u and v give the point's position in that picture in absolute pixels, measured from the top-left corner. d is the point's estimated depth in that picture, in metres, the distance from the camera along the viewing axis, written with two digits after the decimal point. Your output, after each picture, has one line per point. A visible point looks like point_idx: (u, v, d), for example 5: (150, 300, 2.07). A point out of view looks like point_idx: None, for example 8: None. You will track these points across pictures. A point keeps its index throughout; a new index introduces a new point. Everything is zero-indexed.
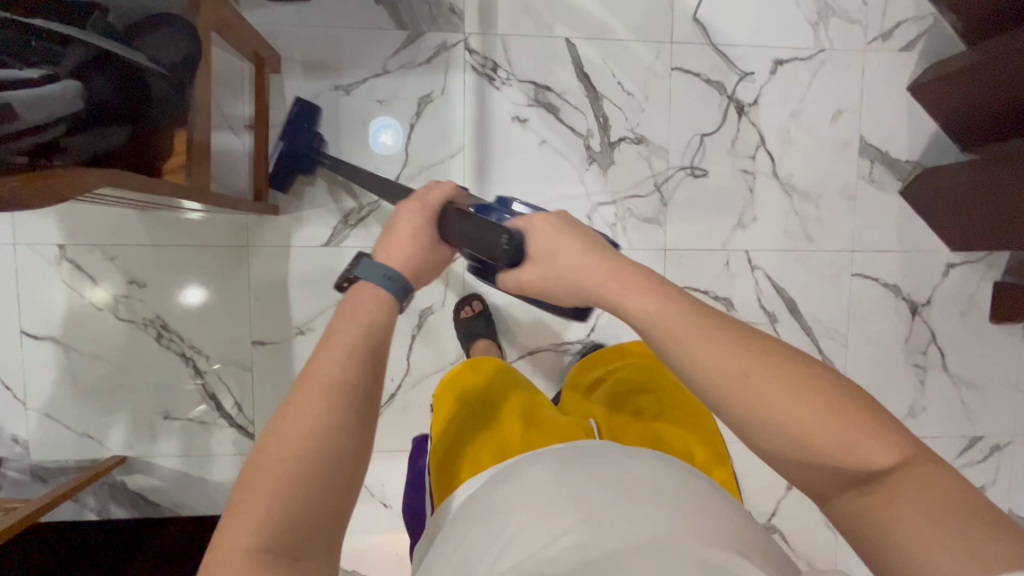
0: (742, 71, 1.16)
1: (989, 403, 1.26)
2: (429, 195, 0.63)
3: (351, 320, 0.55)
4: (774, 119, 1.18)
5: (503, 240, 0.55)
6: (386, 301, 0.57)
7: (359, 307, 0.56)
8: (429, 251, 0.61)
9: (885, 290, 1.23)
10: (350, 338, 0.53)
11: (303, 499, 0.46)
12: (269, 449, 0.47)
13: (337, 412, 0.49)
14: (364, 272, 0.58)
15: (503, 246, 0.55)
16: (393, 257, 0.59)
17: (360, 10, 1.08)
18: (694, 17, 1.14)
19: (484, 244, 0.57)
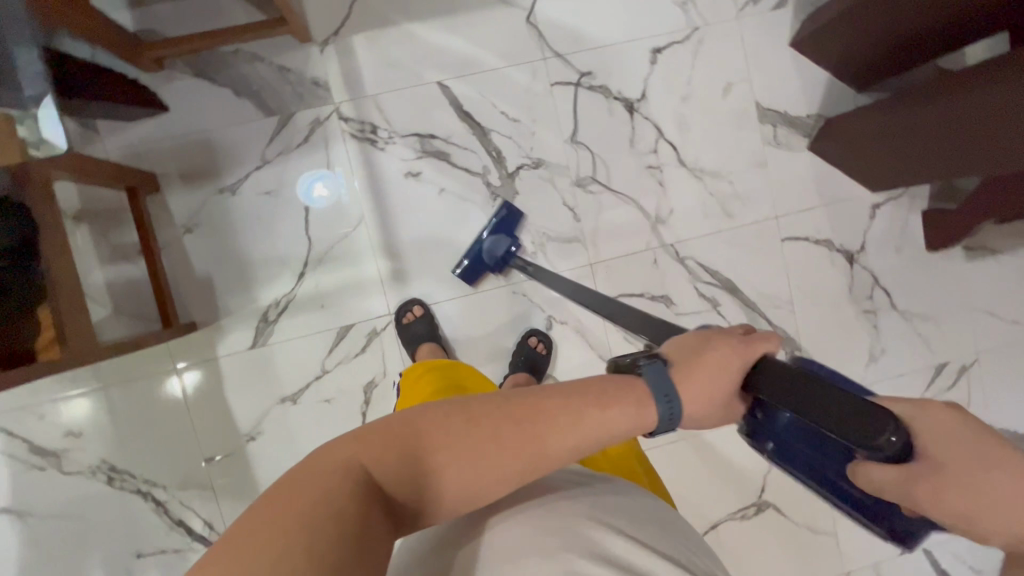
0: (622, 70, 1.14)
1: (945, 329, 1.27)
2: (756, 341, 0.51)
3: (606, 408, 0.46)
4: (667, 108, 1.16)
5: (890, 434, 0.41)
6: (647, 418, 0.47)
7: (602, 404, 0.46)
8: (733, 395, 0.51)
9: (818, 247, 1.22)
10: (590, 438, 0.45)
11: (379, 495, 0.40)
12: (369, 450, 0.41)
13: (546, 462, 0.44)
14: (652, 373, 0.50)
15: (887, 441, 0.40)
16: (691, 381, 0.50)
17: (224, 108, 1.05)
18: (560, 29, 1.12)
19: (854, 422, 0.41)
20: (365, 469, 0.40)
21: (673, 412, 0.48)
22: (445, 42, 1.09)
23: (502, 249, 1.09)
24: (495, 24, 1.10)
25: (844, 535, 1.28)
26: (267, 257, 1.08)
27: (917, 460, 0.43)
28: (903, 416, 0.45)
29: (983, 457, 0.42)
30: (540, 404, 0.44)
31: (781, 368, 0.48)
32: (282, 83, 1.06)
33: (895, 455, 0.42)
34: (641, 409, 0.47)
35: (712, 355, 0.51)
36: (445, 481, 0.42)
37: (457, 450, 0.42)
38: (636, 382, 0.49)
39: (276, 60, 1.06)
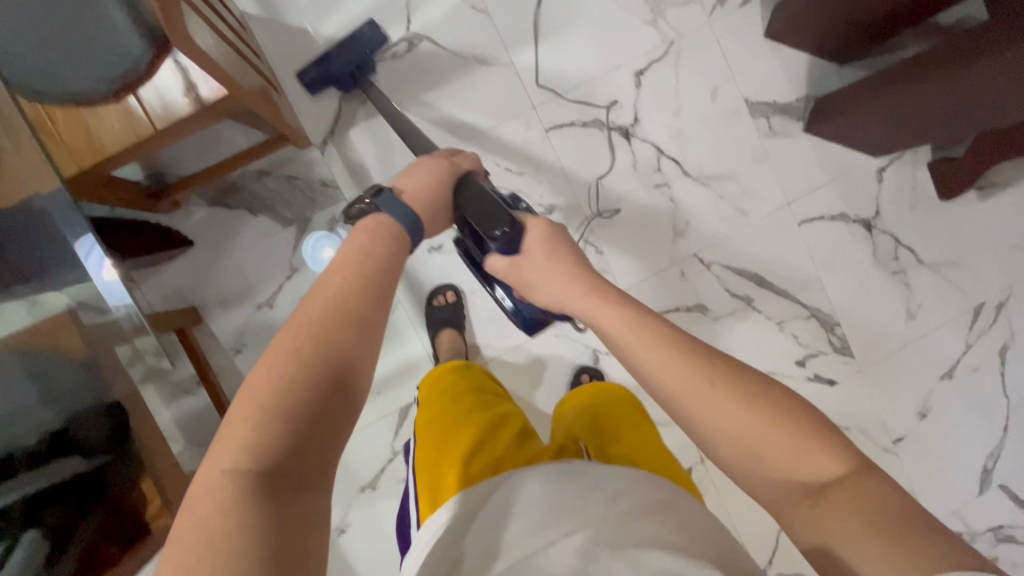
0: (611, 100, 1.16)
1: (974, 271, 1.29)
2: (456, 161, 0.72)
3: (365, 234, 0.59)
4: (661, 125, 1.18)
5: (501, 228, 0.64)
6: (395, 233, 0.61)
7: (372, 242, 0.58)
8: (441, 205, 0.68)
9: (835, 223, 1.25)
10: (373, 269, 0.55)
11: (293, 432, 0.42)
12: (236, 417, 0.42)
13: (339, 318, 0.49)
14: (386, 203, 0.62)
15: (500, 233, 0.64)
16: (413, 199, 0.65)
17: (245, 229, 1.09)
18: (543, 75, 1.14)
19: (485, 218, 0.66)
20: (235, 468, 0.39)
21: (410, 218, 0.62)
22: (437, 115, 1.12)
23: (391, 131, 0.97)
24: (480, 86, 1.13)
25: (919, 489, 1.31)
26: None
27: (519, 252, 0.65)
28: (522, 220, 0.66)
29: (559, 267, 0.63)
30: (343, 278, 0.53)
31: (479, 187, 0.68)
32: (293, 192, 1.09)
33: (505, 247, 0.65)
34: (397, 242, 0.60)
35: (424, 172, 0.69)
36: (300, 402, 0.43)
37: (271, 383, 0.44)
38: (379, 216, 0.61)
39: (282, 171, 1.09)
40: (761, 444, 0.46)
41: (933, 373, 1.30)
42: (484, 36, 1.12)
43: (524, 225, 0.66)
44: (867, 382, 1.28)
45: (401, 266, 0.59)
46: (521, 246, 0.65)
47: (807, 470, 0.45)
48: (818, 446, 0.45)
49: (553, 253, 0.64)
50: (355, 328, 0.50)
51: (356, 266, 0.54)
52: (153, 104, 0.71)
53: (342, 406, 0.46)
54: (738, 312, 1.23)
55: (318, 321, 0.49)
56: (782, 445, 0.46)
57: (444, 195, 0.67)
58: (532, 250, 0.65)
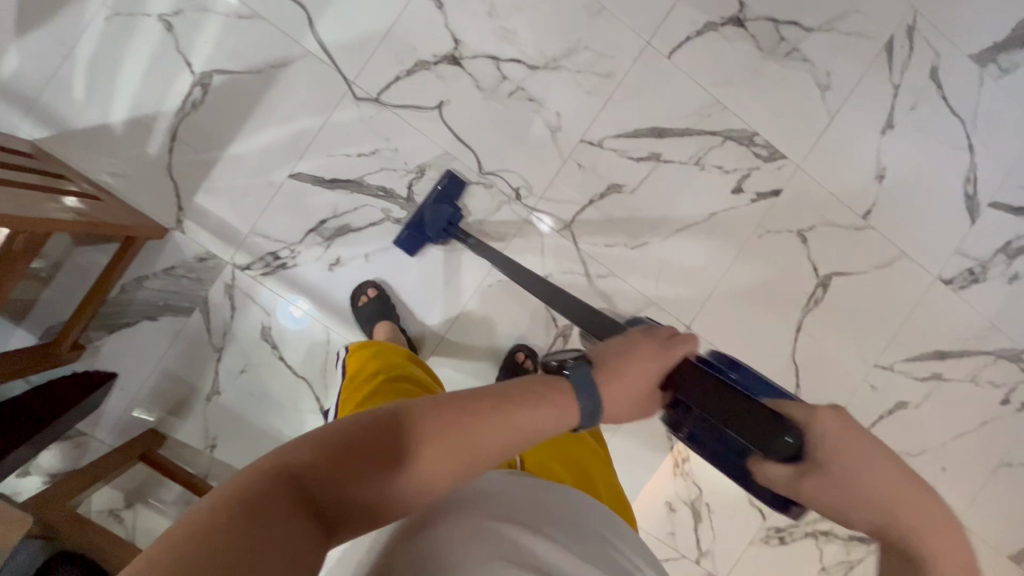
0: (423, 34, 1.08)
1: (866, 10, 1.19)
2: (672, 349, 0.61)
3: (556, 395, 0.55)
4: (485, 33, 1.10)
5: (788, 437, 0.51)
6: (568, 412, 0.55)
7: (557, 402, 0.55)
8: (649, 399, 0.61)
9: (704, 36, 1.15)
10: (547, 424, 0.54)
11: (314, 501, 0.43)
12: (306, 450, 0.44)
13: (459, 462, 0.48)
14: (575, 374, 0.58)
15: (784, 442, 0.51)
16: (615, 401, 0.59)
17: (155, 338, 1.08)
18: (346, 47, 1.07)
19: (758, 437, 0.51)
20: (264, 492, 0.40)
21: (592, 410, 0.57)
22: (268, 139, 1.07)
23: (443, 219, 1.07)
24: (292, 90, 1.07)
25: (910, 247, 1.25)
26: (284, 416, 1.11)
27: (812, 462, 0.51)
28: (800, 418, 0.53)
29: (880, 461, 0.49)
30: (483, 407, 0.51)
31: (708, 378, 0.56)
32: (178, 281, 1.07)
33: (789, 453, 0.51)
34: (558, 392, 0.56)
35: (643, 365, 0.60)
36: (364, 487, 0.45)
37: (354, 437, 0.45)
38: (561, 382, 0.57)
39: (157, 268, 1.07)
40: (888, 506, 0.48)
41: (873, 131, 1.21)
42: (269, 39, 1.05)
43: (807, 426, 0.52)
44: (813, 174, 1.21)
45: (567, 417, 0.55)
46: (815, 451, 0.51)
47: (861, 480, 0.49)
48: (898, 475, 0.49)
49: (884, 456, 0.49)
50: (482, 447, 0.49)
51: (540, 421, 0.53)
52: None
53: (395, 487, 0.46)
54: (652, 173, 1.16)
55: (459, 416, 0.49)
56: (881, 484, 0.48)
57: (648, 399, 0.62)
58: (838, 448, 0.50)
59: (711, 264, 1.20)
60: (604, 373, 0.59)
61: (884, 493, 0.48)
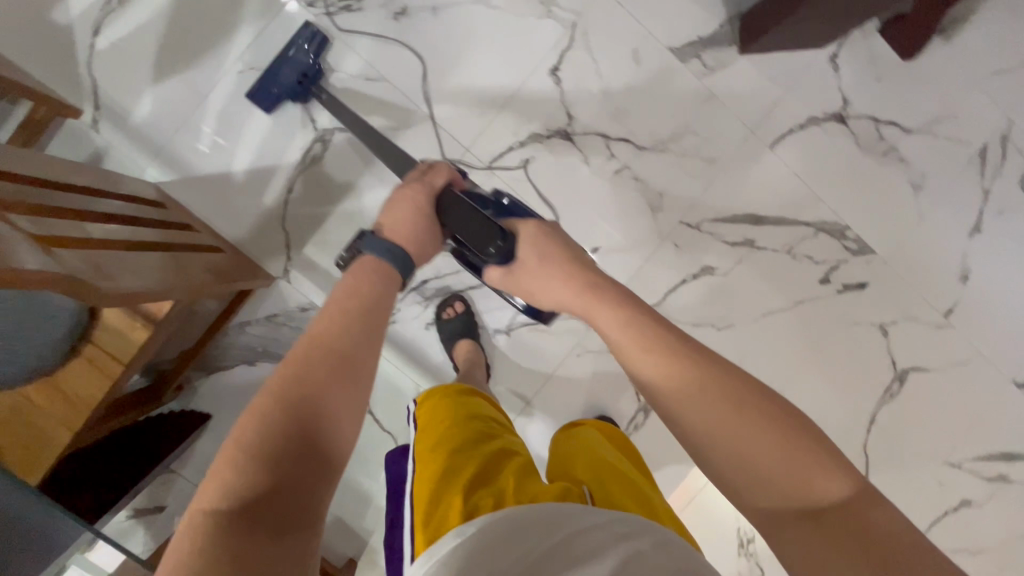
0: (539, 108, 1.11)
1: (964, 116, 1.21)
2: (434, 181, 0.77)
3: (352, 277, 0.65)
4: (599, 111, 1.12)
5: (495, 243, 0.71)
6: (388, 277, 0.67)
7: (357, 277, 0.65)
8: (423, 227, 0.73)
9: (807, 129, 1.18)
10: (372, 296, 0.63)
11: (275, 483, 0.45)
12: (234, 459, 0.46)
13: (328, 364, 0.53)
14: (369, 246, 0.69)
15: (494, 248, 0.71)
16: (398, 233, 0.71)
17: (250, 382, 1.09)
18: (464, 115, 1.10)
19: (477, 239, 0.72)
20: (218, 509, 0.43)
21: (390, 252, 0.68)
22: (379, 198, 1.08)
23: (297, 72, 1.00)
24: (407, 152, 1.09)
25: (987, 349, 1.26)
26: (368, 469, 1.13)
27: (516, 261, 0.71)
28: (513, 232, 0.72)
29: (552, 271, 0.68)
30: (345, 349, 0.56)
31: (467, 207, 0.74)
32: (279, 329, 1.09)
33: (503, 255, 0.71)
34: (386, 278, 0.67)
35: (404, 204, 0.74)
36: (291, 478, 0.46)
37: (266, 435, 0.47)
38: (364, 257, 0.68)
39: (260, 314, 1.09)
40: (719, 428, 0.53)
41: (960, 233, 1.23)
42: (391, 102, 1.08)
43: (513, 234, 0.72)
44: (899, 270, 1.23)
45: (387, 302, 0.64)
46: (517, 255, 0.70)
47: (690, 394, 0.54)
48: (720, 397, 0.54)
49: (622, 303, 0.62)
50: (341, 380, 0.54)
51: (359, 291, 0.63)
52: (109, 338, 0.71)
53: (317, 468, 0.48)
54: (744, 258, 1.19)
55: (301, 368, 0.53)
56: (766, 445, 0.51)
57: (422, 224, 0.74)
58: (523, 255, 0.70)
59: (793, 351, 1.22)
60: (387, 232, 0.71)
61: (780, 470, 0.50)
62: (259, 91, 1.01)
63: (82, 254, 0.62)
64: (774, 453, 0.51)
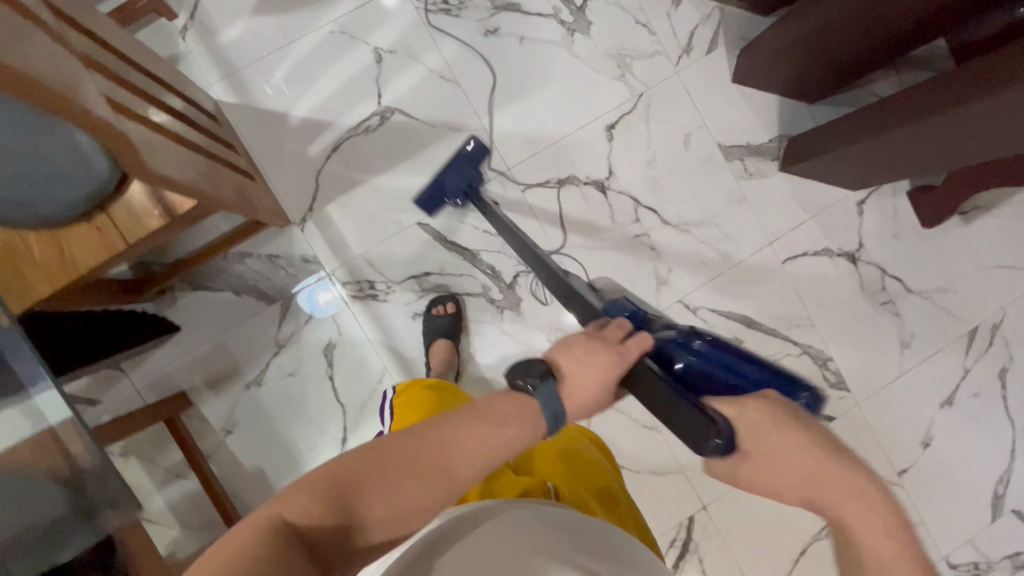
0: (585, 155, 1.18)
1: (964, 295, 1.28)
2: (628, 349, 0.58)
3: (515, 419, 0.52)
4: (638, 177, 1.19)
5: (715, 438, 0.48)
6: (530, 426, 0.52)
7: (493, 415, 0.51)
8: (600, 400, 0.58)
9: (820, 258, 1.24)
10: (509, 445, 0.51)
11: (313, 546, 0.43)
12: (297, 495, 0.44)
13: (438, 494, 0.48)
14: (543, 393, 0.53)
15: (714, 445, 0.48)
16: (571, 399, 0.55)
17: (229, 311, 1.10)
18: (516, 137, 1.16)
19: (689, 431, 0.50)
20: (256, 545, 0.41)
21: (556, 418, 0.53)
22: (413, 184, 1.13)
23: (464, 182, 1.06)
24: (453, 153, 1.14)
25: (929, 521, 1.27)
26: (308, 432, 1.12)
27: (737, 452, 0.50)
28: (728, 415, 0.51)
29: (780, 440, 0.49)
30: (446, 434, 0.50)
31: (661, 384, 0.54)
32: (276, 270, 1.11)
33: (721, 447, 0.49)
34: (526, 411, 0.53)
35: (592, 358, 0.57)
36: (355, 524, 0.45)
37: (337, 476, 0.46)
38: (529, 401, 0.53)
39: (263, 251, 1.11)
40: (809, 485, 0.48)
41: (932, 401, 1.27)
42: (454, 104, 1.14)
43: (732, 421, 0.51)
44: (866, 417, 1.26)
45: (526, 443, 0.52)
46: (739, 445, 0.50)
47: (865, 528, 0.46)
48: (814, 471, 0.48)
49: (771, 418, 0.49)
50: (441, 455, 0.48)
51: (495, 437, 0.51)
52: (123, 216, 0.72)
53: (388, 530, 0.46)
54: None
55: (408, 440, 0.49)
56: (828, 469, 0.48)
57: (609, 393, 0.57)
58: (742, 433, 0.50)
59: None
60: (568, 392, 0.55)
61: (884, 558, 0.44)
62: (427, 201, 1.08)
63: (137, 128, 0.64)
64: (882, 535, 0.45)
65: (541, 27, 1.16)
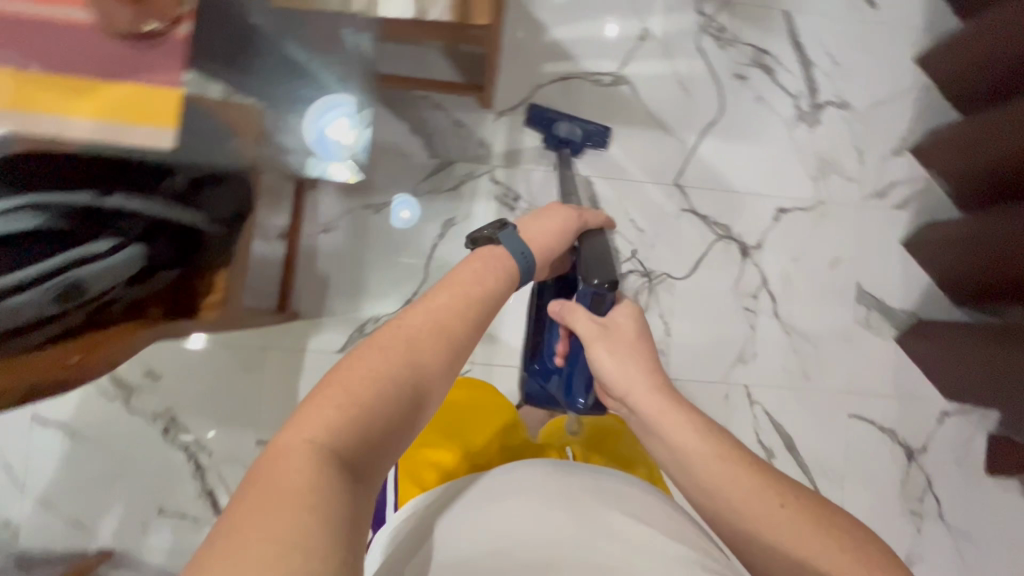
0: (744, 219, 1.25)
1: (986, 555, 1.25)
2: (586, 214, 0.78)
3: (457, 277, 0.58)
4: (777, 264, 1.24)
5: (597, 278, 0.73)
6: (505, 269, 0.63)
7: (473, 274, 0.59)
8: (561, 244, 0.72)
9: (883, 434, 1.25)
10: (490, 283, 0.60)
11: (366, 417, 0.44)
12: (331, 393, 0.44)
13: (439, 344, 0.52)
14: (507, 241, 0.65)
15: (595, 281, 0.72)
16: (536, 242, 0.69)
17: (396, 139, 1.17)
18: (703, 166, 1.24)
19: (602, 271, 0.74)
20: (313, 438, 0.41)
21: (524, 254, 0.65)
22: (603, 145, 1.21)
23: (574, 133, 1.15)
24: (647, 144, 1.22)
25: None
26: (385, 275, 1.17)
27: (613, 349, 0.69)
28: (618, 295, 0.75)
29: (639, 355, 0.68)
30: (433, 306, 0.54)
31: (602, 245, 0.77)
32: (453, 134, 1.18)
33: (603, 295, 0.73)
34: (497, 278, 0.61)
35: (556, 215, 0.74)
36: (381, 427, 0.44)
37: (356, 371, 0.46)
38: (495, 250, 0.64)
39: (454, 113, 1.18)
40: (719, 485, 0.57)
41: None
42: (675, 110, 1.23)
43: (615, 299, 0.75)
44: None
45: (495, 299, 0.59)
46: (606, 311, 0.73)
47: (771, 519, 0.53)
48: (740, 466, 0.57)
49: (635, 337, 0.70)
50: (418, 338, 0.51)
51: (481, 281, 0.59)
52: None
53: (409, 412, 0.47)
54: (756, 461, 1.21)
55: (403, 327, 0.51)
56: (725, 467, 0.57)
57: (564, 243, 0.73)
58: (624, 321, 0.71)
59: None
60: (527, 237, 0.69)
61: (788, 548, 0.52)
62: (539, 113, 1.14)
63: None
64: (833, 553, 0.50)
65: (779, 99, 1.25)
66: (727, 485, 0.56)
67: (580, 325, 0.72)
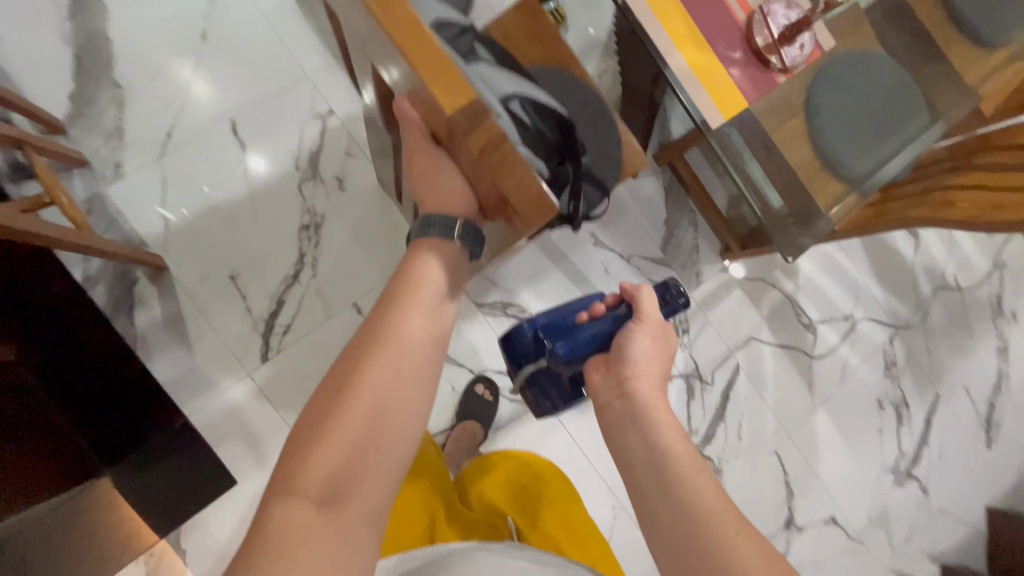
0: (807, 502, 1.33)
1: None
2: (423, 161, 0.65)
3: (419, 272, 0.64)
4: (801, 555, 1.31)
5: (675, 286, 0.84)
6: (448, 247, 0.65)
7: (424, 263, 0.65)
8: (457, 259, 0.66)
9: None
10: (443, 275, 0.64)
11: (373, 410, 0.56)
12: (312, 421, 0.55)
13: (413, 341, 0.60)
14: (420, 233, 0.65)
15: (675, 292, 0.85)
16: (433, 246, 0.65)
17: (652, 215, 1.29)
18: (813, 437, 1.35)
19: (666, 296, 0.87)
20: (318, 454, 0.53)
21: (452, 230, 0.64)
22: (767, 356, 1.34)
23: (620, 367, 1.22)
24: (794, 386, 1.34)
25: None
26: (557, 288, 1.22)
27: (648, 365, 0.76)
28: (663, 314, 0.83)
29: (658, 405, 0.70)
30: (397, 306, 0.62)
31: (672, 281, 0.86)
32: (686, 250, 1.31)
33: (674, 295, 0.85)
34: (450, 265, 0.66)
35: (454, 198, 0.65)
36: (360, 438, 0.54)
37: (347, 377, 0.57)
38: (427, 243, 0.65)
39: (699, 239, 1.32)
40: (676, 479, 0.62)
41: None
42: (828, 383, 1.37)
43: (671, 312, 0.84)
44: None
45: (452, 293, 0.67)
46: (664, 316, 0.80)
47: (727, 532, 0.57)
48: (697, 473, 0.62)
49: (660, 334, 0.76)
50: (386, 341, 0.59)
51: (429, 274, 0.64)
52: (831, 190, 0.97)
53: (394, 398, 0.57)
54: None
55: (380, 332, 0.60)
56: (679, 469, 0.63)
57: (456, 273, 0.67)
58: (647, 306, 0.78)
59: None
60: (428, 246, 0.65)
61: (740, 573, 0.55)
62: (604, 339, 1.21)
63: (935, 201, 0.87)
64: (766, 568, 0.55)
65: (888, 444, 1.40)
66: (686, 483, 0.62)
67: (647, 301, 0.78)
